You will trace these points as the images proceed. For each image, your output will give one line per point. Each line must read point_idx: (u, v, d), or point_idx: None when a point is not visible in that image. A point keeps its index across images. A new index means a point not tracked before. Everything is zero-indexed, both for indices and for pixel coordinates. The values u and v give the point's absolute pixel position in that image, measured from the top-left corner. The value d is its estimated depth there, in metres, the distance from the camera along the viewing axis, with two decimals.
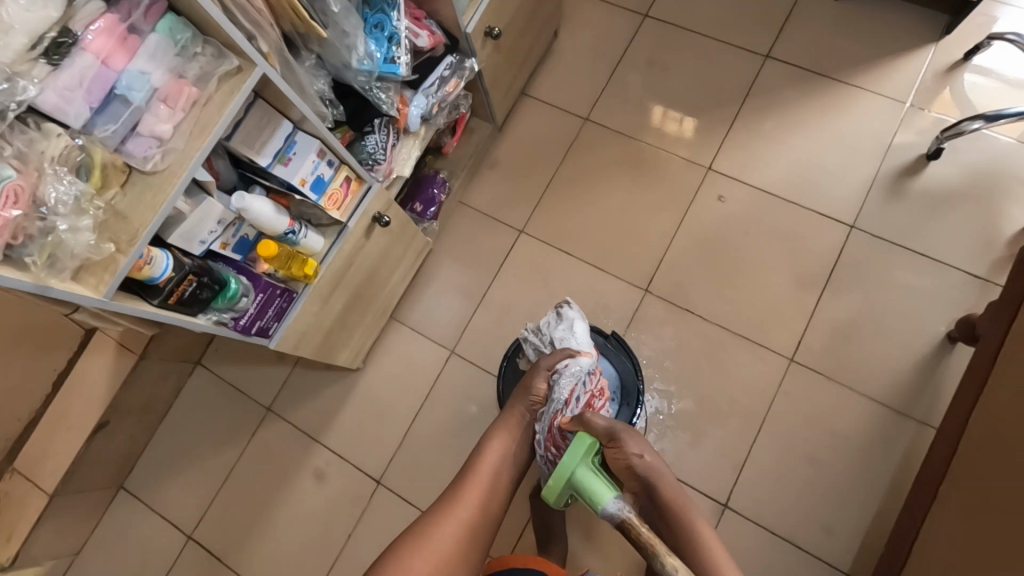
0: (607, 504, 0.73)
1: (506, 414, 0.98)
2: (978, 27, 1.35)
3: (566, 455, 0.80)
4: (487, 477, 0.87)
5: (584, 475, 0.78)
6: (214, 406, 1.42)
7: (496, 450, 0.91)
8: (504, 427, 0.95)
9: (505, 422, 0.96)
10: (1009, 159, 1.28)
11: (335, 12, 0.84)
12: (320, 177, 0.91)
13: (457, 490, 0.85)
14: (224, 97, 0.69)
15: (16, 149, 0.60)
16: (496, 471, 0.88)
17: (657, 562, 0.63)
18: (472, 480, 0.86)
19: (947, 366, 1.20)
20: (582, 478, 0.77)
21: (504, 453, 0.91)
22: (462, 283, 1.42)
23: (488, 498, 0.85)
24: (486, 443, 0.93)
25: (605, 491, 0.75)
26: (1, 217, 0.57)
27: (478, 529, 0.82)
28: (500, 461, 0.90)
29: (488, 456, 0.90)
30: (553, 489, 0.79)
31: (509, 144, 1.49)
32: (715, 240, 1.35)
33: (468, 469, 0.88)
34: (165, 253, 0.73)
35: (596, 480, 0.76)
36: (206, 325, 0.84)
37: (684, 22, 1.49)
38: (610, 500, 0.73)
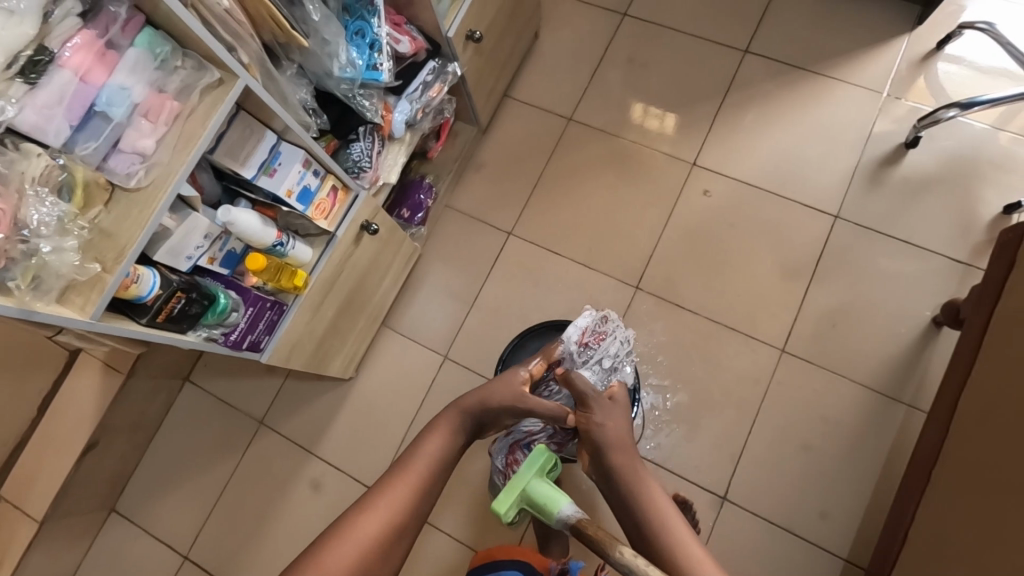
0: (561, 509, 0.76)
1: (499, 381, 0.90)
2: (948, 16, 1.38)
3: (521, 469, 0.79)
4: (419, 473, 0.76)
5: (538, 488, 0.78)
6: (206, 423, 1.40)
7: (436, 443, 0.80)
8: (444, 420, 0.83)
9: (448, 413, 0.84)
10: (983, 145, 1.30)
11: (315, 21, 0.84)
12: (306, 188, 0.90)
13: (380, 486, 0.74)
14: (207, 110, 0.68)
15: None
16: (433, 466, 0.77)
17: (612, 555, 0.63)
18: (401, 476, 0.75)
19: (934, 350, 1.23)
20: (537, 492, 0.78)
21: (445, 444, 0.80)
22: (452, 287, 1.41)
23: (421, 495, 0.75)
24: (424, 438, 0.81)
25: (560, 499, 0.77)
26: None
27: (406, 529, 0.72)
28: (439, 453, 0.79)
29: (435, 440, 0.80)
30: (504, 502, 0.77)
31: (494, 146, 1.49)
32: (702, 234, 1.36)
33: (397, 464, 0.77)
34: (152, 271, 0.72)
35: (551, 487, 0.78)
36: (196, 342, 0.83)
37: (662, 19, 1.50)
38: (564, 505, 0.77)
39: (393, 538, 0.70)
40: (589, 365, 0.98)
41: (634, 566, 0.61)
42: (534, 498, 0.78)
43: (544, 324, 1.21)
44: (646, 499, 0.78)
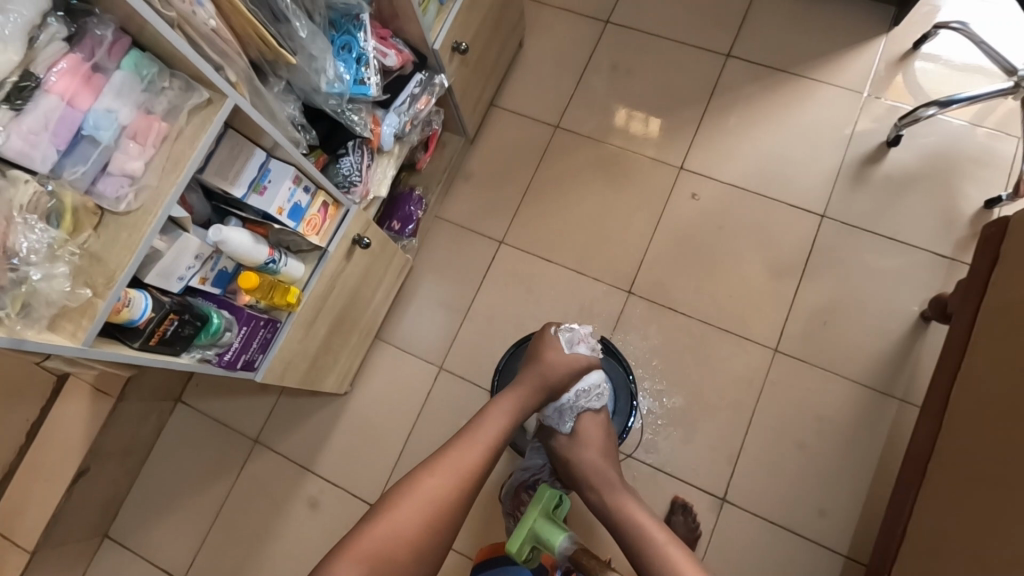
0: (561, 542, 0.88)
1: (500, 402, 0.97)
2: (923, 17, 1.40)
3: (525, 512, 0.91)
4: (484, 445, 0.90)
5: (540, 525, 0.90)
6: (199, 444, 1.38)
7: (498, 422, 0.93)
8: (505, 401, 0.97)
9: (510, 394, 0.98)
10: (961, 142, 1.33)
11: (302, 37, 0.82)
12: (297, 204, 0.90)
13: (448, 454, 0.87)
14: (195, 131, 0.67)
15: None
16: (496, 440, 0.91)
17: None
18: (466, 447, 0.89)
19: (923, 346, 1.24)
20: (540, 529, 0.89)
21: (506, 422, 0.94)
22: (445, 298, 1.41)
23: (483, 464, 0.88)
24: (488, 412, 0.95)
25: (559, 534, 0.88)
26: None
27: (468, 490, 0.86)
28: (503, 429, 0.93)
29: (492, 421, 0.93)
30: (515, 541, 0.90)
31: (481, 156, 1.49)
32: (692, 238, 1.37)
33: (465, 433, 0.91)
34: (143, 293, 0.71)
35: (553, 525, 0.89)
36: (190, 364, 0.82)
37: (644, 26, 1.52)
38: (563, 539, 0.88)
39: (455, 501, 0.84)
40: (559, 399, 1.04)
41: None
42: (539, 535, 0.90)
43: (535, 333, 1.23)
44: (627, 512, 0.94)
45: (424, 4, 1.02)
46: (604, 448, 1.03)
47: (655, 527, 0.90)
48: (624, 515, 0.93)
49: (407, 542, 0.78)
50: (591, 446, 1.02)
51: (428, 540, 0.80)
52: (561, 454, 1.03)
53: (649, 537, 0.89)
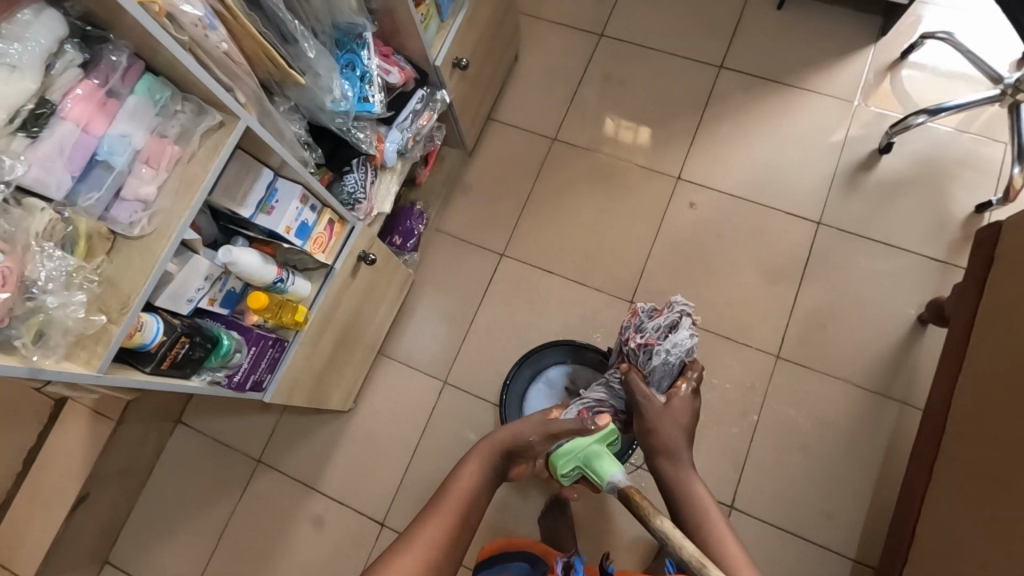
0: (613, 477, 0.84)
1: (483, 446, 0.87)
2: (908, 28, 1.44)
3: (578, 438, 0.86)
4: (454, 515, 0.76)
5: (594, 452, 0.85)
6: (200, 464, 1.36)
7: (468, 486, 0.81)
8: (472, 469, 0.83)
9: (476, 455, 0.85)
10: (949, 147, 1.36)
11: (311, 58, 0.81)
12: (304, 223, 0.90)
13: (415, 530, 0.74)
14: (208, 154, 0.67)
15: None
16: (466, 509, 0.78)
17: (652, 524, 0.71)
18: (435, 519, 0.75)
19: (921, 349, 1.26)
20: (593, 456, 0.85)
21: (476, 487, 0.81)
22: (448, 311, 1.40)
23: (456, 541, 0.75)
24: (461, 469, 0.84)
25: (611, 469, 0.84)
26: None
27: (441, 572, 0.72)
28: (473, 497, 0.80)
29: (465, 476, 0.82)
30: (562, 455, 0.86)
31: (481, 168, 1.49)
32: (692, 247, 1.38)
33: (437, 497, 0.79)
34: (155, 317, 0.71)
35: (608, 457, 0.85)
36: (201, 387, 0.80)
37: (638, 39, 1.54)
38: (616, 474, 0.84)
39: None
40: (652, 359, 0.93)
41: (669, 534, 0.69)
42: (590, 460, 0.85)
43: (540, 347, 1.24)
44: (686, 491, 0.83)
45: (425, 22, 1.03)
46: (690, 432, 0.90)
47: (716, 514, 0.80)
48: (693, 496, 0.83)
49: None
50: (676, 422, 0.90)
51: None
52: (648, 418, 0.89)
53: (705, 525, 0.79)
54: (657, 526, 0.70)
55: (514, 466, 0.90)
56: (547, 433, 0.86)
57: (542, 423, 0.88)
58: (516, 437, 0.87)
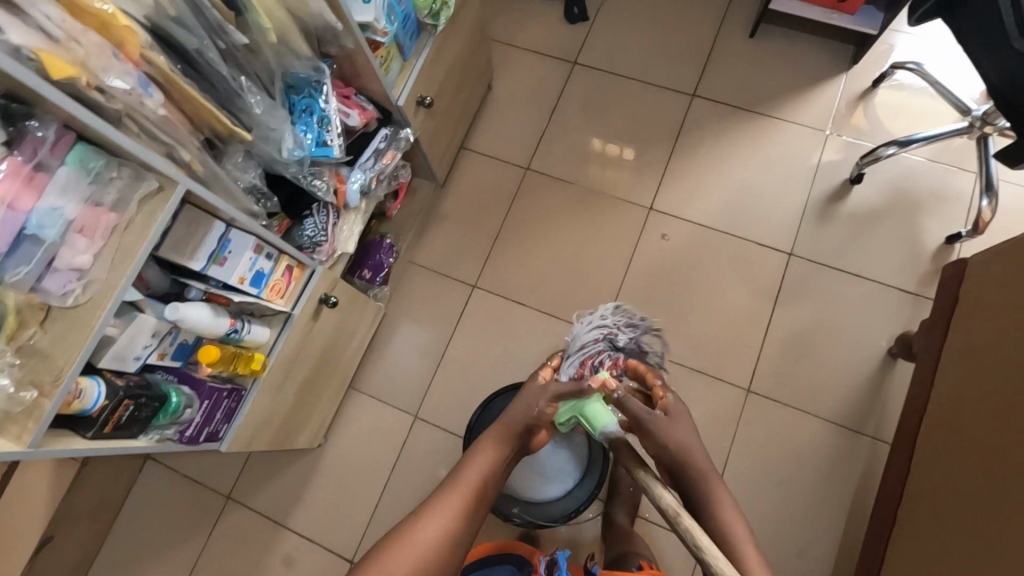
0: (606, 426, 0.85)
1: (500, 420, 0.87)
2: (880, 56, 1.44)
3: (581, 392, 0.87)
4: (472, 485, 0.79)
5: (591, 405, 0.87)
6: (170, 502, 1.34)
7: (489, 457, 0.82)
8: (492, 441, 0.84)
9: (498, 427, 0.86)
10: (921, 177, 1.36)
11: (257, 113, 0.79)
12: (259, 271, 0.90)
13: (434, 498, 0.77)
14: (146, 220, 0.66)
15: None
16: (483, 480, 0.80)
17: (653, 495, 0.71)
18: (455, 489, 0.78)
19: (892, 383, 1.26)
20: (589, 410, 0.86)
21: (495, 458, 0.82)
22: (421, 344, 1.40)
23: (474, 509, 0.77)
24: (477, 449, 0.84)
25: (607, 418, 0.86)
26: None
27: (461, 535, 0.75)
28: (492, 468, 0.81)
29: (481, 456, 0.82)
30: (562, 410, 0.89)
31: (454, 198, 1.49)
32: (665, 278, 1.37)
33: (453, 475, 0.80)
34: (96, 381, 0.70)
35: (603, 408, 0.86)
36: (148, 447, 0.79)
37: (612, 67, 1.54)
38: (610, 423, 0.85)
39: (451, 544, 0.73)
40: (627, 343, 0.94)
41: (671, 512, 0.68)
42: (587, 414, 0.87)
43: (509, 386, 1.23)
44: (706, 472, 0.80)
45: (387, 65, 1.02)
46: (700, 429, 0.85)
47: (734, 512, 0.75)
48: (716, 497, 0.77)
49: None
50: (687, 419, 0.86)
51: None
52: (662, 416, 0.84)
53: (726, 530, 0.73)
54: (658, 501, 0.70)
55: (536, 437, 0.90)
56: (555, 395, 0.87)
57: (542, 389, 0.89)
58: (529, 409, 0.87)
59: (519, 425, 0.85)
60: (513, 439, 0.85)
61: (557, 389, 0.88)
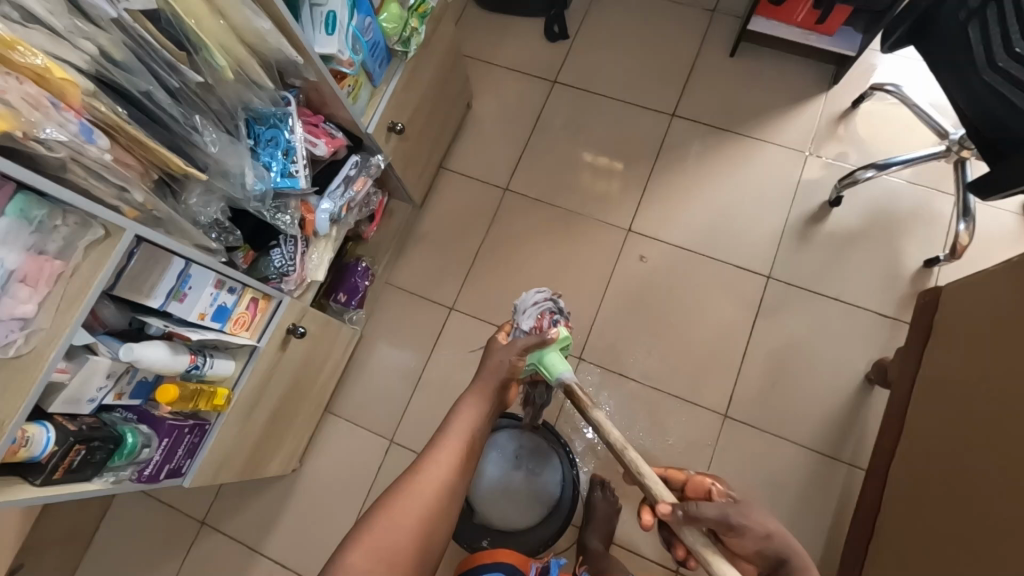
0: (562, 373, 0.80)
1: (482, 369, 0.79)
2: (860, 75, 1.43)
3: (540, 336, 0.82)
4: (460, 444, 0.73)
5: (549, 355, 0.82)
6: (143, 526, 1.33)
7: (473, 413, 0.75)
8: (472, 400, 0.76)
9: (478, 383, 0.78)
10: (900, 200, 1.35)
11: (213, 153, 0.78)
12: (221, 306, 0.89)
13: (425, 457, 0.71)
14: (92, 267, 0.65)
15: None
16: (471, 438, 0.74)
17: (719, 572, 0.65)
18: (444, 447, 0.72)
19: (869, 409, 1.25)
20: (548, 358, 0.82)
21: (481, 414, 0.75)
22: (397, 367, 1.39)
23: (467, 467, 0.73)
24: (465, 400, 0.77)
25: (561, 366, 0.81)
26: None
27: (458, 491, 0.72)
28: (479, 425, 0.75)
29: (466, 410, 0.75)
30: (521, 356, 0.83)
31: (432, 219, 1.48)
32: (642, 301, 1.37)
33: (441, 430, 0.74)
34: (45, 427, 0.69)
35: (561, 358, 0.82)
36: (104, 489, 0.78)
37: (591, 86, 1.53)
38: (565, 371, 0.81)
39: (451, 495, 0.70)
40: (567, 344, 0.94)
41: None
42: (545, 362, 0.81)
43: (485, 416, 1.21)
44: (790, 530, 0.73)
45: (355, 93, 1.01)
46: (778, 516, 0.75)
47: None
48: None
49: (410, 553, 0.66)
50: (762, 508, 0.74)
51: (427, 546, 0.67)
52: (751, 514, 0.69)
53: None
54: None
55: (512, 390, 0.82)
56: (522, 347, 0.79)
57: (511, 346, 0.80)
58: (500, 364, 0.79)
59: (494, 386, 0.77)
60: (494, 391, 0.77)
61: (525, 342, 0.80)
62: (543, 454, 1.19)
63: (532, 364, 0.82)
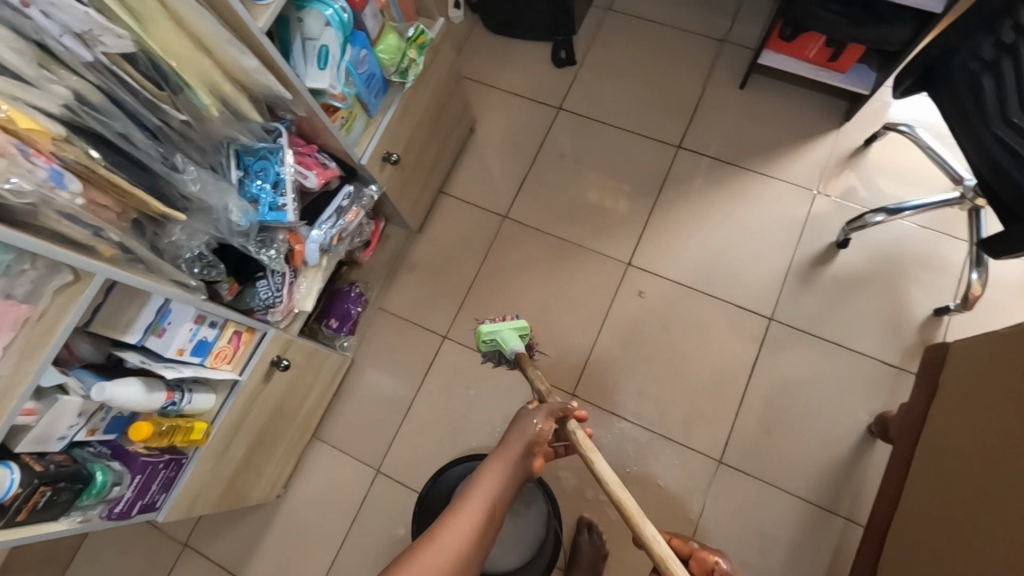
0: (515, 347, 0.94)
1: (503, 444, 0.77)
2: (874, 112, 1.40)
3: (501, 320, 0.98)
4: (481, 507, 0.70)
5: (506, 333, 0.96)
6: (127, 543, 1.33)
7: (495, 479, 0.73)
8: (497, 463, 0.75)
9: (502, 451, 0.77)
10: (911, 244, 1.31)
11: (195, 191, 0.78)
12: (202, 340, 0.87)
13: (442, 523, 0.67)
14: (60, 310, 0.64)
15: None
16: (492, 503, 0.71)
17: None
18: (464, 512, 0.68)
19: (869, 461, 1.21)
20: (503, 334, 0.95)
21: (504, 478, 0.74)
22: (386, 395, 1.37)
23: (484, 534, 0.68)
24: (483, 470, 0.74)
25: (513, 340, 0.95)
26: None
27: (472, 564, 0.66)
28: (500, 491, 0.72)
29: (485, 481, 0.72)
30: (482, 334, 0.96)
31: (428, 245, 1.46)
32: (637, 338, 1.33)
33: (457, 499, 0.70)
34: (10, 468, 0.67)
35: (514, 336, 0.96)
36: (71, 528, 0.77)
37: (596, 114, 1.51)
38: (518, 346, 0.95)
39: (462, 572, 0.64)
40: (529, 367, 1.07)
41: None
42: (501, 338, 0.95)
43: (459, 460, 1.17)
44: None
45: (348, 125, 1.00)
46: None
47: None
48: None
49: None
50: None
51: None
52: None
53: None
54: None
55: (539, 466, 0.80)
56: (549, 413, 0.81)
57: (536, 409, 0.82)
58: (526, 430, 0.79)
59: (516, 455, 0.76)
60: (518, 464, 0.76)
61: (552, 408, 0.81)
62: (530, 495, 1.15)
63: (489, 334, 0.96)
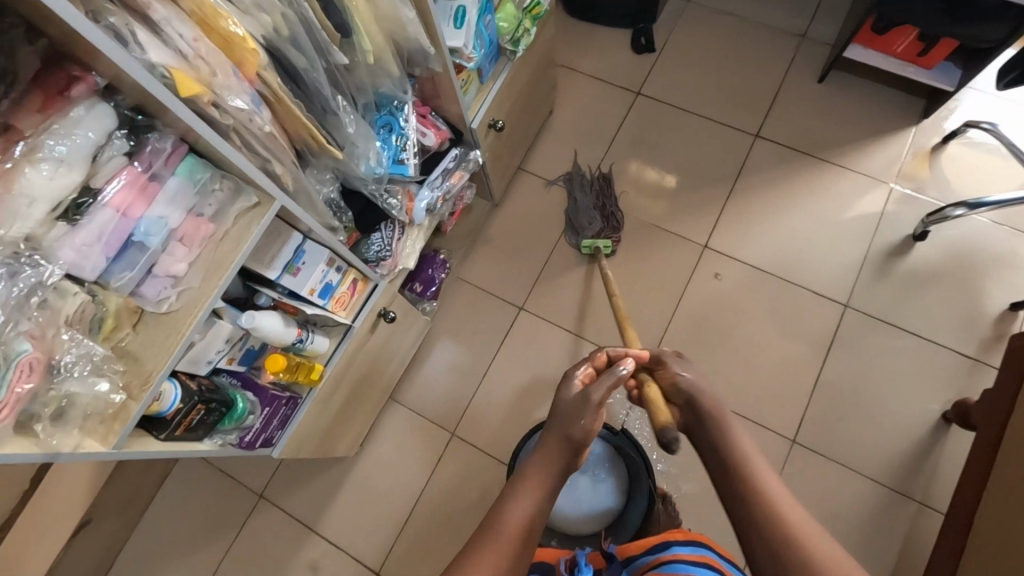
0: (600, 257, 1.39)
1: (536, 454, 0.74)
2: (950, 110, 1.43)
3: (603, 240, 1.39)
4: (518, 526, 0.65)
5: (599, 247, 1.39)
6: (203, 493, 1.36)
7: (529, 497, 0.68)
8: (530, 479, 0.70)
9: (536, 466, 0.72)
10: (987, 239, 1.33)
11: (350, 133, 0.81)
12: (328, 283, 0.90)
13: (478, 546, 0.62)
14: (240, 232, 0.67)
15: (32, 320, 0.56)
16: (529, 522, 0.66)
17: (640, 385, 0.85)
18: (501, 532, 0.63)
19: (942, 447, 1.23)
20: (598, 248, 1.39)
21: (539, 495, 0.69)
22: (462, 361, 1.40)
23: (522, 554, 0.64)
24: (515, 489, 0.69)
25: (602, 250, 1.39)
26: (13, 393, 0.53)
27: None
28: (539, 508, 0.67)
29: (520, 500, 0.67)
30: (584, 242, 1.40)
31: (506, 219, 1.49)
32: (712, 318, 1.36)
33: (488, 521, 0.66)
34: (174, 383, 0.70)
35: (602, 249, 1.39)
36: (212, 450, 0.81)
37: (675, 100, 1.54)
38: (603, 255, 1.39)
39: None
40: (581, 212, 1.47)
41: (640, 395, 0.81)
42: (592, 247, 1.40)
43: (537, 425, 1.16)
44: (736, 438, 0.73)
45: (466, 87, 1.03)
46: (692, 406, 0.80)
47: (747, 440, 0.73)
48: (717, 425, 0.75)
49: None
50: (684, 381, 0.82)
51: None
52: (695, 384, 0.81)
53: (747, 476, 0.68)
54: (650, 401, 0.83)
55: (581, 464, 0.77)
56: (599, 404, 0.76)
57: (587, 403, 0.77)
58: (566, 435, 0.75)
59: (549, 469, 0.72)
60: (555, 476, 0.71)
61: (599, 393, 0.77)
62: (611, 461, 1.18)
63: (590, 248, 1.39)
